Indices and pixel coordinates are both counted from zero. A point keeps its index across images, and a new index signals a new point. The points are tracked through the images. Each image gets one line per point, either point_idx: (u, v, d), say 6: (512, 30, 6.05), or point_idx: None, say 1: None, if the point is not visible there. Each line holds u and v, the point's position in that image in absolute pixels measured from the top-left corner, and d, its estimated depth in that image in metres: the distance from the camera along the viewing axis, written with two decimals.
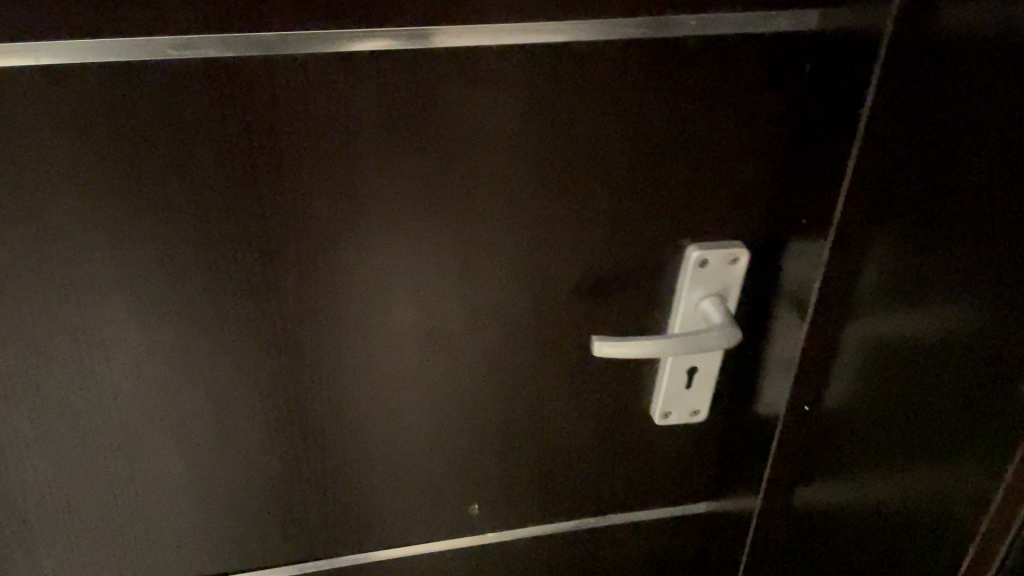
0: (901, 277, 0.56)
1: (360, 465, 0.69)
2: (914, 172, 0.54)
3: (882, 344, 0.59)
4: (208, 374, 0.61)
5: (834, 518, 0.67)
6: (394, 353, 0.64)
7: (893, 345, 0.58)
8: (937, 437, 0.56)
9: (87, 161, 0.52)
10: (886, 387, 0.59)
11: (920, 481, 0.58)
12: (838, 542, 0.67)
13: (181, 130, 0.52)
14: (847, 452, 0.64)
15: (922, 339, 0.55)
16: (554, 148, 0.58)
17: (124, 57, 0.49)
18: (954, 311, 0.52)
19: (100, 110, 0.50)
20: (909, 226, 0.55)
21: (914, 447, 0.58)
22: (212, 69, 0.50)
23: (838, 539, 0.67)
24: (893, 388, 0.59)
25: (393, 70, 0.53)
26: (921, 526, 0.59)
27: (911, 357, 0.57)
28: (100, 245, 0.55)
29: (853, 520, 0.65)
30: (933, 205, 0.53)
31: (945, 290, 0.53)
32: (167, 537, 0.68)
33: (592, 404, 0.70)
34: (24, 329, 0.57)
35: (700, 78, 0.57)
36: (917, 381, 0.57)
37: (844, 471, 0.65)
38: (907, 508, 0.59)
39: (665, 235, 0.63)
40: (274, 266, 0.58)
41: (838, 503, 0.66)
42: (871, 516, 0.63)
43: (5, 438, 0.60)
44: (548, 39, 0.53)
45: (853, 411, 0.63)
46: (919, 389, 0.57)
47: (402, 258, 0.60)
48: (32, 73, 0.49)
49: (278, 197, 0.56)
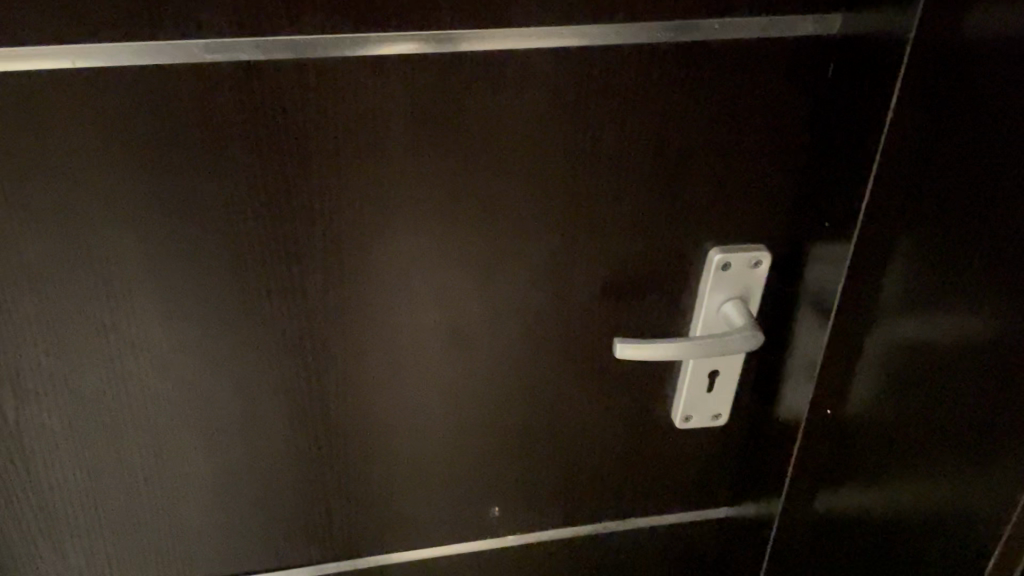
0: (925, 281, 0.56)
1: (384, 467, 0.69)
2: (939, 175, 0.54)
3: (906, 348, 0.59)
4: (235, 375, 0.62)
5: (857, 522, 0.67)
6: (418, 356, 0.64)
7: (917, 348, 0.58)
8: (959, 444, 0.56)
9: (120, 163, 0.53)
10: (910, 393, 0.59)
11: (943, 487, 0.58)
12: (862, 546, 0.67)
13: (212, 132, 0.53)
14: (870, 455, 0.64)
15: (946, 345, 0.55)
16: (578, 152, 0.58)
17: (160, 60, 0.50)
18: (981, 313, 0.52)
19: (135, 113, 0.51)
20: (934, 229, 0.55)
21: (936, 452, 0.58)
22: (244, 72, 0.51)
23: (862, 543, 0.67)
24: (917, 390, 0.59)
25: (420, 72, 0.53)
26: (944, 532, 0.59)
27: (938, 360, 0.56)
28: (132, 246, 0.56)
29: (876, 524, 0.65)
30: (957, 208, 0.53)
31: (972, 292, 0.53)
32: (192, 537, 0.69)
33: (613, 408, 0.71)
34: (57, 328, 0.57)
35: (723, 82, 0.57)
36: (940, 386, 0.57)
37: (867, 475, 0.65)
38: (931, 514, 0.59)
39: (688, 238, 0.63)
40: (301, 266, 0.59)
41: (861, 507, 0.66)
42: (894, 522, 0.63)
43: (35, 436, 0.61)
44: (573, 43, 0.54)
45: (876, 416, 0.63)
46: (948, 394, 0.56)
47: (427, 259, 0.60)
48: (68, 77, 0.50)
49: (306, 199, 0.56)
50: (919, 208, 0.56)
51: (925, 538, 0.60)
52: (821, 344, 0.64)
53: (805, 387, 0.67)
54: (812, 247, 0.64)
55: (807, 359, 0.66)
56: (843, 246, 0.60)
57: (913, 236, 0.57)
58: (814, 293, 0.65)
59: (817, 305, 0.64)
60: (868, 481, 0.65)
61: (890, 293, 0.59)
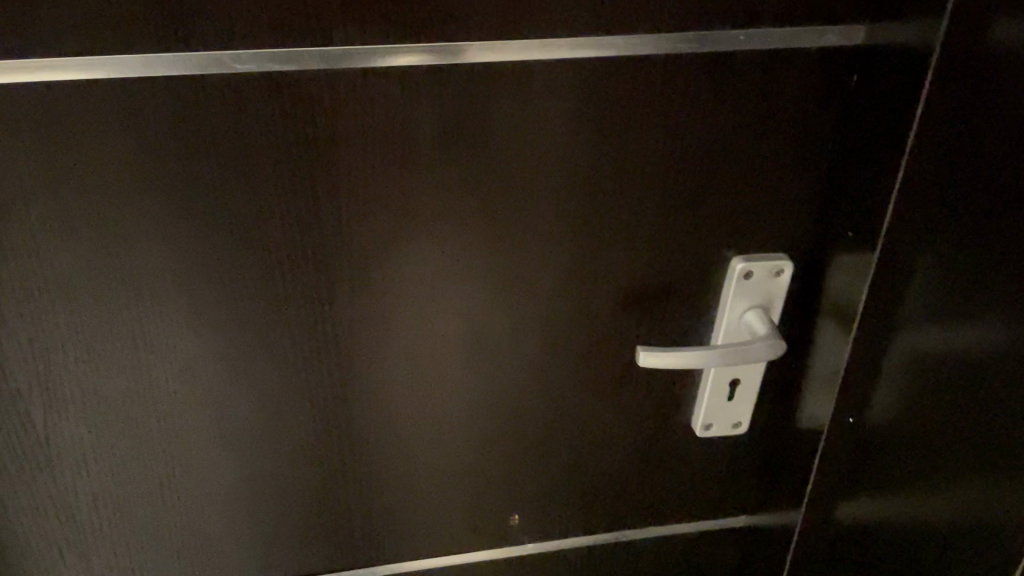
0: (948, 289, 0.56)
1: (406, 475, 0.69)
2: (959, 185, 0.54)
3: (928, 358, 0.59)
4: (260, 381, 0.62)
5: (876, 533, 0.67)
6: (441, 364, 0.65)
7: (935, 358, 0.58)
8: (978, 455, 0.55)
9: (153, 172, 0.54)
10: (934, 403, 0.59)
11: (963, 499, 0.57)
12: (880, 557, 0.67)
13: (244, 142, 0.53)
14: (890, 465, 0.64)
15: (970, 355, 0.55)
16: (603, 161, 0.58)
17: (192, 70, 0.51)
18: (995, 325, 0.52)
19: (166, 122, 0.52)
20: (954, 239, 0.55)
21: (957, 463, 0.57)
22: (274, 82, 0.52)
23: (880, 554, 0.67)
24: (936, 401, 0.58)
25: (448, 82, 0.54)
26: (960, 545, 0.58)
27: (956, 371, 0.56)
28: (161, 253, 0.56)
29: (896, 535, 0.65)
30: (979, 218, 0.52)
31: (986, 303, 0.53)
32: (215, 544, 0.69)
33: (634, 416, 0.71)
34: (85, 334, 0.58)
35: (746, 92, 0.58)
36: (963, 397, 0.56)
37: (886, 485, 0.65)
38: (950, 526, 0.59)
39: (710, 246, 0.64)
40: (327, 274, 0.59)
41: (880, 517, 0.66)
42: (916, 533, 0.62)
43: (60, 441, 0.61)
44: (599, 53, 0.54)
45: (899, 425, 0.63)
46: (964, 405, 0.56)
47: (451, 266, 0.61)
48: (101, 86, 0.50)
49: (333, 207, 0.57)
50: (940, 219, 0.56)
51: (942, 550, 0.60)
52: (845, 357, 0.66)
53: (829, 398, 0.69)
54: (833, 257, 0.65)
55: (830, 372, 0.68)
56: (866, 262, 0.62)
57: (935, 246, 0.57)
58: (836, 303, 0.66)
59: (837, 318, 0.66)
60: (889, 491, 0.65)
61: (910, 303, 0.60)
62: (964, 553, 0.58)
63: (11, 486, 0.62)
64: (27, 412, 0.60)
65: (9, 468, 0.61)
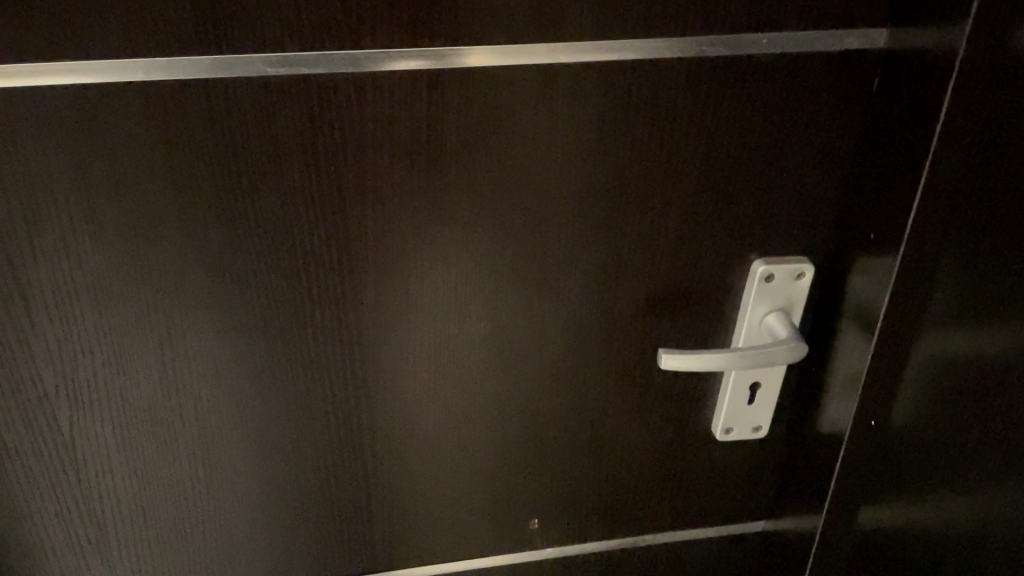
0: (973, 293, 0.56)
1: (426, 478, 0.70)
2: (980, 190, 0.54)
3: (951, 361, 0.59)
4: (284, 385, 0.63)
5: (897, 538, 0.67)
6: (462, 367, 0.65)
7: (957, 363, 0.58)
8: (1004, 459, 0.55)
9: (182, 175, 0.54)
10: (957, 407, 0.59)
11: (989, 502, 0.57)
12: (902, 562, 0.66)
13: (272, 145, 0.54)
14: (911, 471, 0.64)
15: (994, 358, 0.55)
16: (627, 165, 0.59)
17: (224, 73, 0.51)
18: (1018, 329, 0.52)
19: (198, 125, 0.53)
20: (974, 244, 0.55)
21: (982, 469, 0.57)
22: (305, 86, 0.52)
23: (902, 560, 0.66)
24: (958, 407, 0.58)
25: (476, 85, 0.54)
26: (984, 551, 0.58)
27: (979, 375, 0.56)
28: (189, 256, 0.57)
29: (918, 541, 0.64)
30: (1006, 224, 0.52)
31: (1009, 307, 0.53)
32: (235, 549, 0.69)
33: (653, 421, 0.71)
34: (113, 337, 0.58)
35: (770, 95, 0.58)
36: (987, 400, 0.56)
37: (908, 491, 0.65)
38: (977, 528, 0.58)
39: (732, 250, 0.64)
40: (352, 277, 0.60)
41: (901, 523, 0.66)
42: (940, 537, 0.62)
43: (88, 444, 0.62)
44: (625, 57, 0.55)
45: (920, 430, 0.63)
46: (988, 410, 0.56)
47: (475, 270, 0.61)
48: (134, 89, 0.51)
49: (361, 210, 0.57)
50: (962, 224, 0.56)
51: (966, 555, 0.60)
52: (867, 356, 0.65)
53: (849, 396, 0.68)
54: (857, 258, 0.65)
55: (850, 371, 0.68)
56: (887, 260, 0.61)
57: (960, 250, 0.57)
58: (858, 303, 0.65)
59: (859, 318, 0.65)
60: (911, 496, 0.64)
61: (932, 309, 0.60)
62: (991, 558, 0.58)
63: (36, 488, 0.63)
64: (53, 415, 0.60)
65: (34, 471, 0.62)
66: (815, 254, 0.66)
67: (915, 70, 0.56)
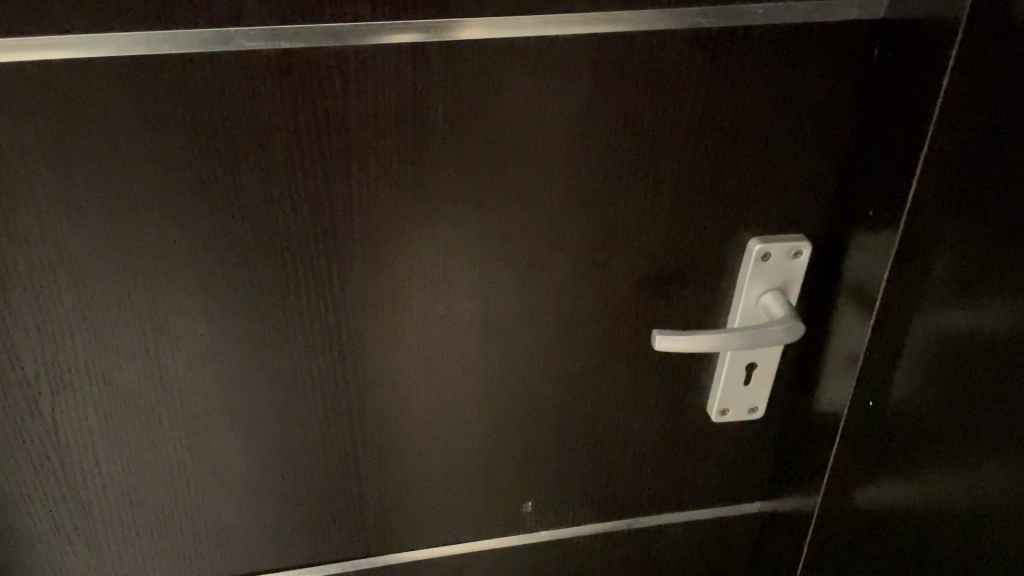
0: (968, 267, 0.56)
1: (418, 460, 0.69)
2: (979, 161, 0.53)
3: (950, 341, 0.58)
4: (270, 368, 0.62)
5: (891, 516, 0.66)
6: (453, 348, 0.64)
7: (952, 339, 0.58)
8: (1000, 431, 0.55)
9: (159, 154, 0.52)
10: (950, 383, 0.58)
11: (982, 475, 0.57)
12: (896, 539, 0.66)
13: (253, 122, 0.52)
14: (905, 449, 0.64)
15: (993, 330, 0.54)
16: (619, 140, 0.57)
17: (199, 47, 0.50)
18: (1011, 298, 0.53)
19: (174, 102, 0.51)
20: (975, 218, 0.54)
21: (975, 442, 0.57)
22: (285, 61, 0.51)
23: (896, 536, 0.66)
24: (950, 382, 0.58)
25: (463, 58, 0.53)
26: (972, 522, 0.59)
27: (971, 349, 0.56)
28: (170, 236, 0.55)
29: (912, 518, 0.64)
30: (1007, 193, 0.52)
31: (1003, 278, 0.53)
32: (225, 533, 0.69)
33: (648, 403, 0.70)
34: (94, 320, 0.57)
35: (767, 67, 0.56)
36: (984, 379, 0.56)
37: (901, 468, 0.64)
38: (969, 502, 0.58)
39: (728, 227, 0.63)
40: (339, 257, 0.58)
41: (896, 502, 0.65)
42: (931, 513, 0.62)
43: (72, 429, 0.61)
44: (616, 29, 0.53)
45: (913, 408, 0.62)
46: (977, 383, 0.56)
47: (463, 249, 0.60)
48: (106, 64, 0.49)
49: (346, 188, 0.56)
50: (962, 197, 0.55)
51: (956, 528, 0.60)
52: (864, 339, 0.64)
53: (845, 383, 0.67)
54: (853, 236, 0.64)
55: (845, 354, 0.66)
56: (886, 240, 0.60)
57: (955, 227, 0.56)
58: (852, 283, 0.64)
59: (857, 298, 0.64)
60: (907, 475, 0.64)
61: (929, 286, 0.59)
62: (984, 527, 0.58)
63: (17, 474, 0.62)
64: (34, 399, 0.59)
65: (16, 456, 0.61)
66: (813, 232, 0.65)
67: (915, 41, 0.54)
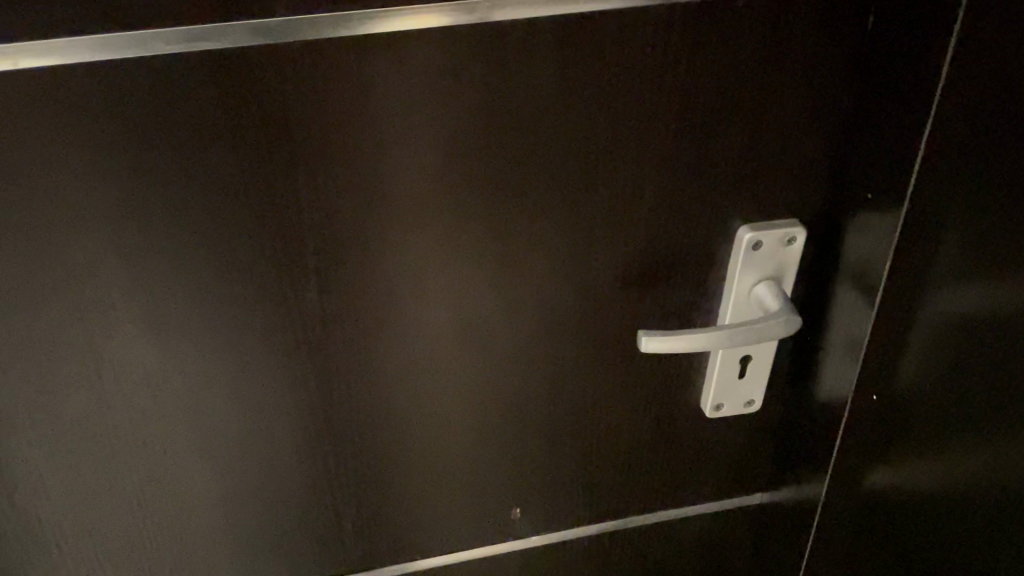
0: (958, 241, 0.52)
1: (396, 474, 0.65)
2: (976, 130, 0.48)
3: (943, 324, 0.54)
4: (230, 390, 0.58)
5: (888, 504, 0.63)
6: (425, 357, 0.60)
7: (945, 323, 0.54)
8: (984, 417, 0.52)
9: (82, 174, 0.48)
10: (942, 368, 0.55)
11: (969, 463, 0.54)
12: (892, 527, 0.63)
13: (184, 132, 0.48)
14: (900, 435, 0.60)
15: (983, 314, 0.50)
16: (590, 130, 0.52)
17: (114, 53, 0.45)
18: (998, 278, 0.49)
19: (93, 115, 0.46)
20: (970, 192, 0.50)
21: (964, 427, 0.54)
22: (212, 63, 0.46)
23: (891, 523, 0.63)
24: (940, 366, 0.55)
25: (409, 50, 0.48)
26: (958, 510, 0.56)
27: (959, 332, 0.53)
28: (104, 261, 0.51)
29: (907, 506, 0.61)
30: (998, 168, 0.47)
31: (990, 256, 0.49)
32: (197, 558, 0.65)
33: (639, 400, 0.66)
34: (31, 353, 0.53)
35: (750, 41, 0.51)
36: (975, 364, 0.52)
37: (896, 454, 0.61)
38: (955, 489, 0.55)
39: (716, 215, 0.58)
40: (294, 270, 0.54)
41: (893, 488, 0.62)
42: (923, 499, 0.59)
43: (21, 466, 0.57)
44: (578, 8, 0.48)
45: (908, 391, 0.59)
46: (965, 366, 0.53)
47: (428, 255, 0.55)
48: (12, 80, 0.44)
49: (295, 198, 0.51)
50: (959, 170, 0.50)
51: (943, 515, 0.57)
52: (866, 326, 0.60)
53: (846, 368, 0.63)
54: (852, 216, 0.59)
55: (845, 338, 0.63)
56: (889, 221, 0.56)
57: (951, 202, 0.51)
58: (852, 266, 0.60)
59: (858, 282, 0.60)
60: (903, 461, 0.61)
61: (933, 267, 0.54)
62: (967, 514, 0.55)
63: None
64: None
65: None
66: (809, 216, 0.60)
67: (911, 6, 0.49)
